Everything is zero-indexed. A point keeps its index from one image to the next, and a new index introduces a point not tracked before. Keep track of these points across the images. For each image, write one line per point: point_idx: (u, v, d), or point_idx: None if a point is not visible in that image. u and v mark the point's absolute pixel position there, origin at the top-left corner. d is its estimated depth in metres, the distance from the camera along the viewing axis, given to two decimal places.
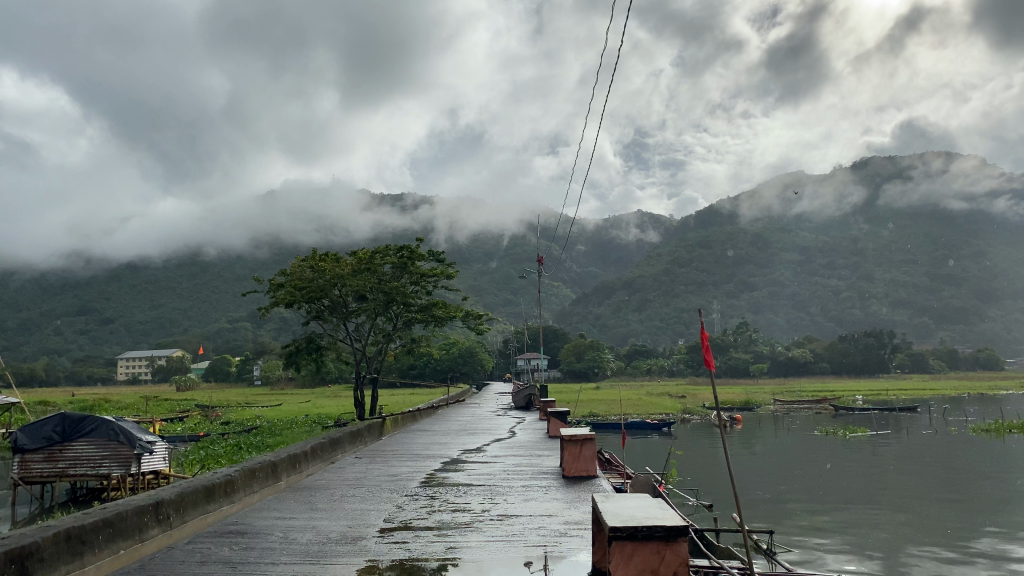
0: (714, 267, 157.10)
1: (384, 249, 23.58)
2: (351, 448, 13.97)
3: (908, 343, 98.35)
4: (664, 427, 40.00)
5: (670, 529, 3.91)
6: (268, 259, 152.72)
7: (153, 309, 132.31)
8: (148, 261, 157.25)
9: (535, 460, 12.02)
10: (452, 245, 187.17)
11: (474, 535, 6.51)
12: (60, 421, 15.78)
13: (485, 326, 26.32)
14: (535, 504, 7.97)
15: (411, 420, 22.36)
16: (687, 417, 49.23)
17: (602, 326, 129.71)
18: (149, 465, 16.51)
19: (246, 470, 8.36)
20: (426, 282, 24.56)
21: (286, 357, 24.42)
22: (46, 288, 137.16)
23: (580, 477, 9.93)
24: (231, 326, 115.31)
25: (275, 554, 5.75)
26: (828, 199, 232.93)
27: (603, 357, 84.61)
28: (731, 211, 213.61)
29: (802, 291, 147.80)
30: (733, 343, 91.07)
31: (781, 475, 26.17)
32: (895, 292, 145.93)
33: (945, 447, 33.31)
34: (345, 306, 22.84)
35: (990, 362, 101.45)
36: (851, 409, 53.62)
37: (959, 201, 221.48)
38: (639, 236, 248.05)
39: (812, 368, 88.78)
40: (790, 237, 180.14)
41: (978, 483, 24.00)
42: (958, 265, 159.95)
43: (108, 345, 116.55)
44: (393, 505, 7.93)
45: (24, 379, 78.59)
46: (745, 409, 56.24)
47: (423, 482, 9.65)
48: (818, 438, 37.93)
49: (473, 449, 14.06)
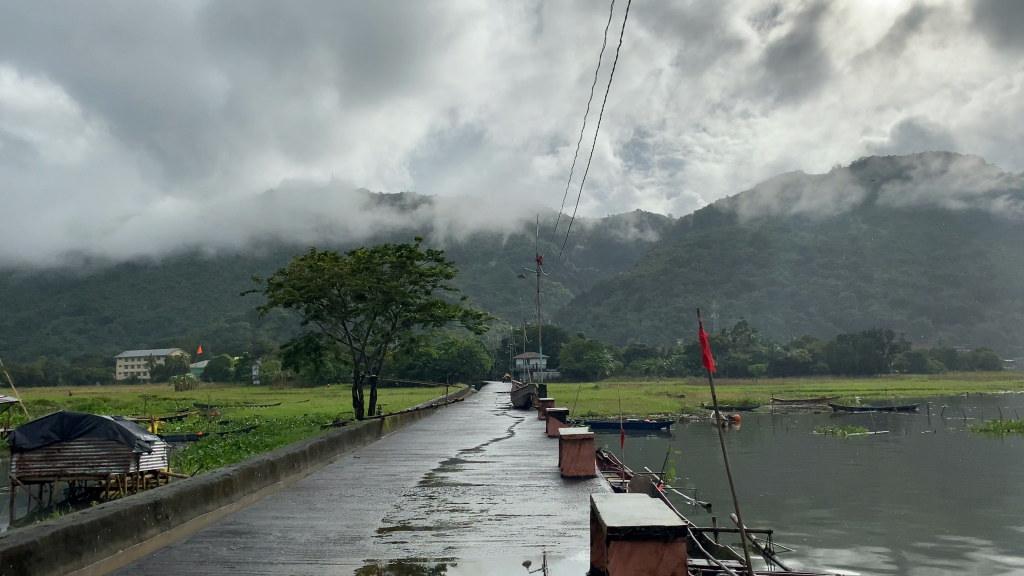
0: (713, 267, 157.20)
1: (382, 248, 23.61)
2: (349, 447, 13.97)
3: (906, 343, 98.40)
4: (663, 426, 40.01)
5: (668, 530, 3.92)
6: (267, 258, 152.62)
7: (151, 309, 132.19)
8: (146, 260, 157.20)
9: (534, 459, 12.01)
10: (451, 245, 187.03)
11: (472, 535, 6.52)
12: (58, 422, 15.71)
13: (484, 326, 26.28)
14: (533, 504, 7.96)
15: (410, 420, 22.36)
16: (686, 417, 49.13)
17: (601, 325, 129.75)
18: (148, 465, 16.52)
19: (245, 469, 8.37)
20: (425, 282, 24.55)
21: (284, 356, 24.38)
22: (44, 287, 137.02)
23: (579, 478, 9.93)
24: (230, 325, 115.21)
25: (273, 555, 5.74)
26: (827, 199, 232.95)
27: (602, 357, 84.59)
28: (729, 212, 213.69)
29: (801, 291, 147.72)
30: (732, 343, 91.19)
31: (781, 475, 26.23)
32: (894, 292, 146.15)
33: (945, 447, 33.26)
34: (344, 306, 22.82)
35: (988, 362, 101.54)
36: (850, 410, 53.57)
37: (957, 200, 221.54)
38: (638, 236, 248.05)
39: (811, 367, 88.96)
40: (789, 237, 180.14)
41: (977, 483, 24.01)
42: (957, 264, 160.10)
43: (106, 345, 116.41)
44: (392, 505, 7.90)
45: (23, 378, 78.47)
46: (743, 408, 56.22)
47: (421, 483, 9.61)
48: (816, 438, 37.89)
49: (471, 449, 14.04)
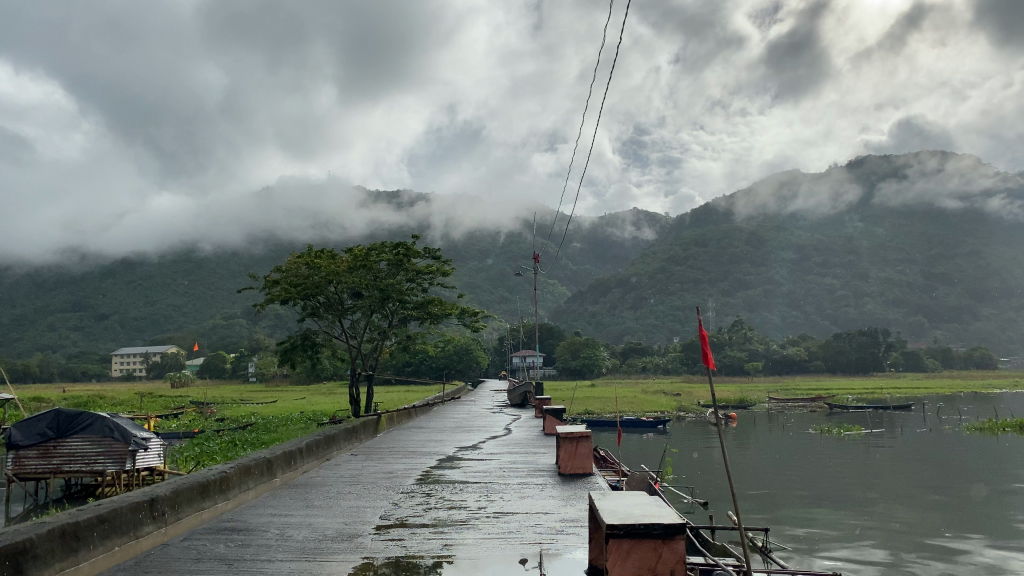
0: (710, 264, 157.33)
1: (380, 245, 23.63)
2: (346, 444, 13.98)
3: (902, 341, 98.54)
4: (659, 424, 40.30)
5: (667, 528, 3.93)
6: (263, 255, 152.43)
7: (148, 305, 131.81)
8: (143, 257, 156.92)
9: (531, 457, 11.98)
10: (449, 243, 186.63)
11: (470, 532, 6.52)
12: (55, 418, 15.73)
13: (480, 323, 26.23)
14: (530, 501, 8.00)
15: (407, 418, 22.39)
16: (682, 415, 49.22)
17: (598, 324, 129.82)
18: (144, 462, 16.34)
19: (242, 467, 8.36)
20: (423, 279, 24.49)
21: (281, 353, 24.38)
22: (40, 284, 136.62)
23: (575, 474, 9.95)
24: (225, 322, 114.69)
25: (272, 551, 5.74)
26: (823, 198, 233.53)
27: (598, 355, 84.48)
28: (726, 212, 214.43)
29: (797, 289, 147.78)
30: (728, 342, 91.51)
31: (777, 474, 26.12)
32: (889, 292, 146.56)
33: (940, 447, 32.93)
34: (341, 303, 22.80)
35: (983, 361, 101.77)
36: (845, 407, 53.97)
37: (954, 200, 221.84)
38: (635, 234, 248.18)
39: (807, 366, 89.28)
40: (786, 235, 179.85)
41: (976, 483, 23.79)
42: (953, 264, 160.58)
43: (102, 341, 116.03)
44: (389, 502, 7.94)
45: (19, 375, 78.41)
46: (739, 406, 56.46)
47: (418, 480, 9.66)
48: (811, 437, 37.90)
49: (468, 447, 13.98)
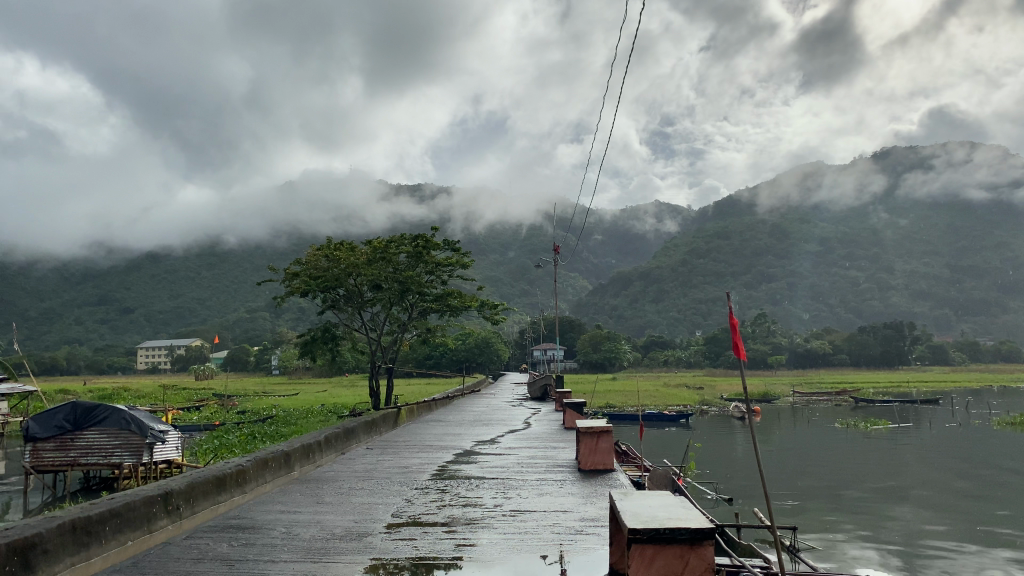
0: (735, 257, 155.33)
1: (399, 237, 23.10)
2: (363, 438, 13.70)
3: (928, 334, 96.41)
4: (682, 419, 39.81)
5: (693, 532, 3.62)
6: (286, 247, 153.78)
7: (173, 299, 133.43)
8: (168, 250, 159.10)
9: (550, 452, 11.76)
10: (469, 235, 186.57)
11: (485, 532, 6.25)
12: (72, 411, 15.69)
13: (500, 316, 25.51)
14: (548, 499, 7.76)
15: (426, 411, 22.18)
16: (704, 408, 48.69)
17: (619, 317, 129.32)
18: (161, 454, 16.36)
19: (258, 460, 8.18)
20: (441, 271, 23.85)
21: (302, 347, 24.24)
22: (67, 278, 139.13)
23: (596, 470, 9.62)
24: (249, 315, 116.05)
25: (276, 552, 5.50)
26: (848, 188, 230.27)
27: (619, 348, 83.93)
28: (748, 203, 212.74)
29: (821, 282, 145.90)
30: (752, 336, 90.59)
31: (804, 470, 25.40)
32: (915, 284, 143.85)
33: (969, 442, 31.76)
34: (360, 296, 22.80)
35: (1012, 354, 99.11)
36: (871, 401, 53.20)
37: (982, 191, 217.10)
38: (657, 226, 246.58)
39: (831, 359, 88.06)
40: (810, 227, 176.74)
41: (994, 475, 23.78)
42: (981, 256, 157.27)
43: (127, 335, 117.86)
44: (403, 498, 7.72)
45: (46, 368, 79.92)
46: (762, 400, 55.66)
47: (434, 474, 9.45)
48: (837, 430, 37.79)
49: (485, 441, 13.76)
